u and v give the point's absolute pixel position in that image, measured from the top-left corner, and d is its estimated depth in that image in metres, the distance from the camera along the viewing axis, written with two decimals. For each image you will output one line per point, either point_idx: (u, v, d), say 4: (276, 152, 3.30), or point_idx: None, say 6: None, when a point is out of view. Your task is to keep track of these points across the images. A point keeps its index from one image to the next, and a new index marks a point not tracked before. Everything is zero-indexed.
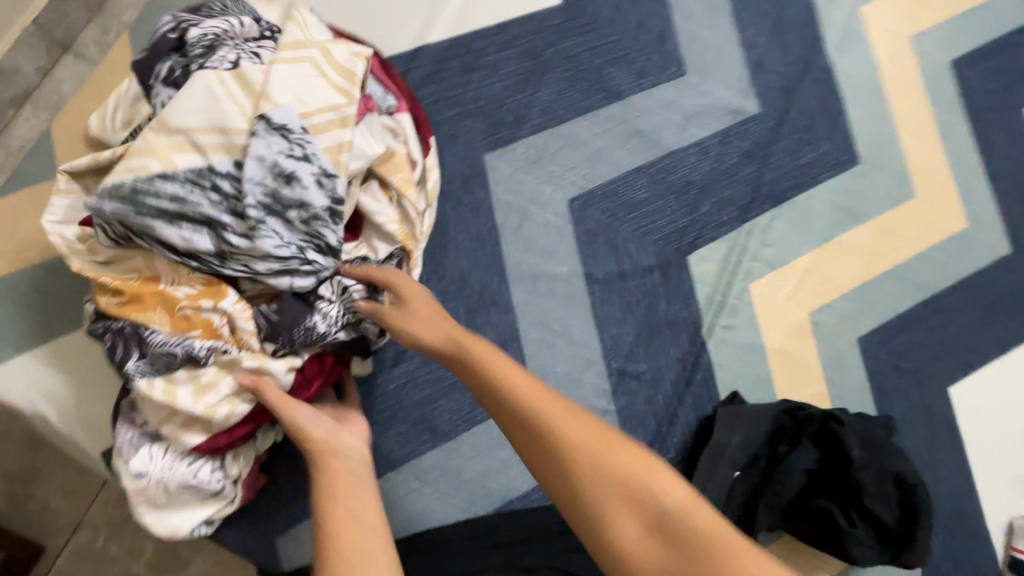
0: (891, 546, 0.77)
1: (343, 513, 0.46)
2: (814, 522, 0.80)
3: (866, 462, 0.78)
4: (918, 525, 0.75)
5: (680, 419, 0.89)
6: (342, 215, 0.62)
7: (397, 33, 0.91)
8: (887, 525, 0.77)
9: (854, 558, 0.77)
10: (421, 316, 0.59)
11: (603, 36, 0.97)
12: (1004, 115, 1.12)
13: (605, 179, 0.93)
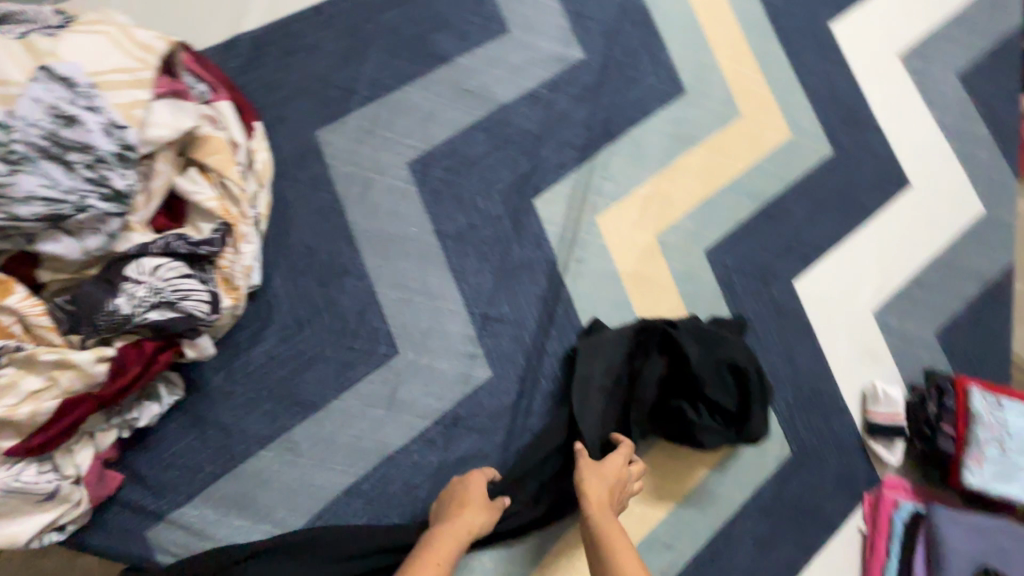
0: (735, 426, 0.87)
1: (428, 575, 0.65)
2: (670, 421, 0.88)
3: (704, 358, 0.87)
4: (752, 403, 0.86)
5: (548, 352, 0.93)
6: (132, 164, 0.64)
7: (208, 24, 0.90)
8: (727, 413, 0.87)
9: (705, 444, 0.86)
10: (600, 474, 0.78)
11: (422, 4, 1.00)
12: (809, 35, 1.23)
13: (442, 138, 0.96)
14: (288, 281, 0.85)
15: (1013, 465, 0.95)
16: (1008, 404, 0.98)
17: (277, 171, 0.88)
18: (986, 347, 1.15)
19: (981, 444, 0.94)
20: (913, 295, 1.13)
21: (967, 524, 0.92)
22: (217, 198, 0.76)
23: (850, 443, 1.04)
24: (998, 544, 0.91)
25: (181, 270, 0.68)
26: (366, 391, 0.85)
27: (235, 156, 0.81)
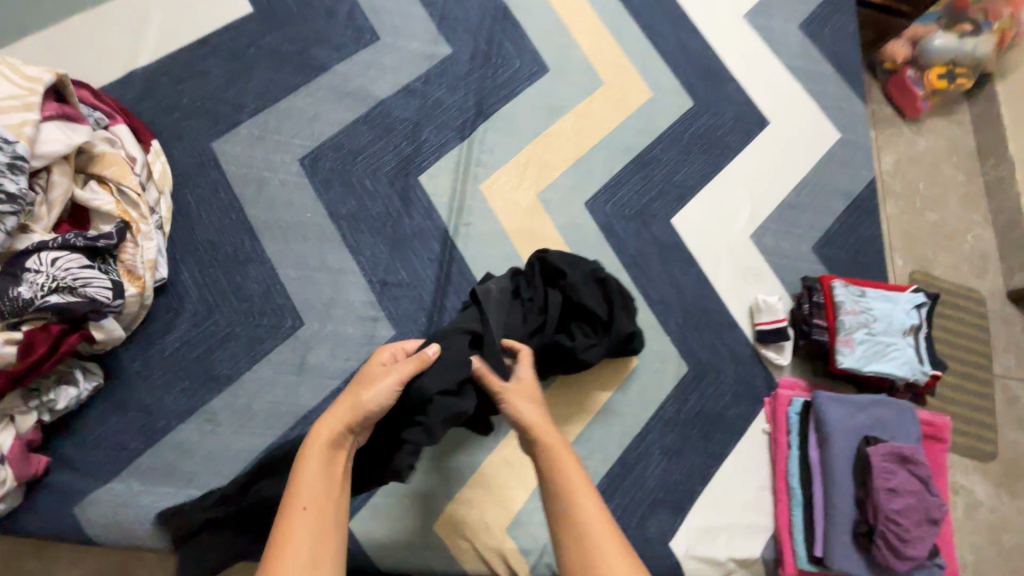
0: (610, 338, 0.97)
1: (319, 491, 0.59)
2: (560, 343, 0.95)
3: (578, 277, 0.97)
4: (618, 313, 0.98)
5: (447, 306, 1.02)
6: (23, 171, 0.74)
7: (106, 67, 1.03)
8: (598, 332, 0.97)
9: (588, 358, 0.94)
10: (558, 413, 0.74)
11: (299, 26, 1.14)
12: (661, 6, 1.38)
13: (328, 135, 1.08)
14: (195, 273, 0.95)
15: (880, 343, 1.05)
16: (868, 291, 1.09)
17: (177, 180, 0.99)
18: (862, 253, 1.25)
19: (846, 327, 1.04)
20: (785, 217, 1.24)
21: (845, 402, 1.00)
22: (115, 202, 0.86)
23: (745, 354, 1.12)
24: (874, 415, 1.00)
25: (80, 261, 0.78)
26: (277, 360, 0.93)
27: (133, 169, 0.91)
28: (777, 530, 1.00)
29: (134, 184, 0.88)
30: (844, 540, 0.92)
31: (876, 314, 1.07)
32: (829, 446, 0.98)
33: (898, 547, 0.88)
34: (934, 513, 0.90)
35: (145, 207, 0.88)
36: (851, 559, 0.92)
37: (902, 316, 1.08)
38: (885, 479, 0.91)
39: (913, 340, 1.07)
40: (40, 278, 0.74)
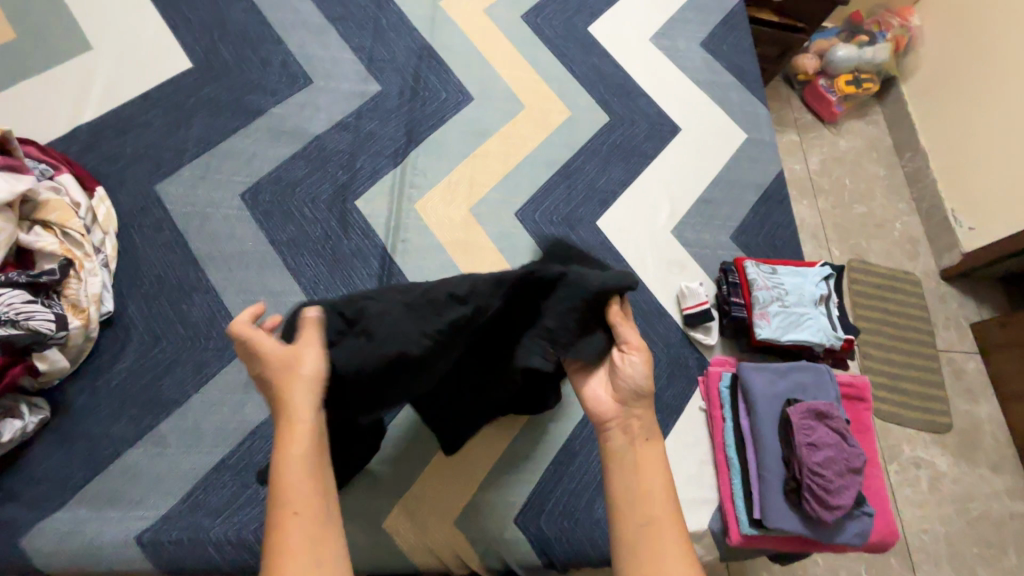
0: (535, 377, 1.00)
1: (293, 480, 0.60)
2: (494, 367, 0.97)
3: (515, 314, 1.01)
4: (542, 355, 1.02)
5: None
6: None
7: (50, 125, 1.11)
8: None
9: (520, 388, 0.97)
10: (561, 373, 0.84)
11: (236, 77, 1.24)
12: (573, 36, 1.52)
13: (267, 171, 1.16)
14: (141, 306, 0.99)
15: (794, 314, 1.14)
16: (778, 269, 1.19)
17: (122, 222, 1.05)
18: (777, 239, 1.36)
19: (761, 302, 1.13)
20: (702, 211, 1.35)
21: (767, 370, 1.08)
22: (59, 243, 0.92)
23: (676, 338, 1.19)
24: (794, 379, 1.07)
25: (22, 296, 0.84)
26: (223, 381, 0.97)
27: (78, 213, 0.98)
28: (720, 500, 1.03)
29: (78, 226, 0.95)
30: (778, 498, 0.97)
31: (788, 288, 1.16)
32: (756, 412, 1.04)
33: (824, 497, 0.94)
34: (854, 463, 0.98)
35: (88, 245, 0.95)
36: (786, 516, 0.96)
37: (813, 288, 1.17)
38: (806, 436, 0.99)
39: (825, 309, 1.17)
40: None
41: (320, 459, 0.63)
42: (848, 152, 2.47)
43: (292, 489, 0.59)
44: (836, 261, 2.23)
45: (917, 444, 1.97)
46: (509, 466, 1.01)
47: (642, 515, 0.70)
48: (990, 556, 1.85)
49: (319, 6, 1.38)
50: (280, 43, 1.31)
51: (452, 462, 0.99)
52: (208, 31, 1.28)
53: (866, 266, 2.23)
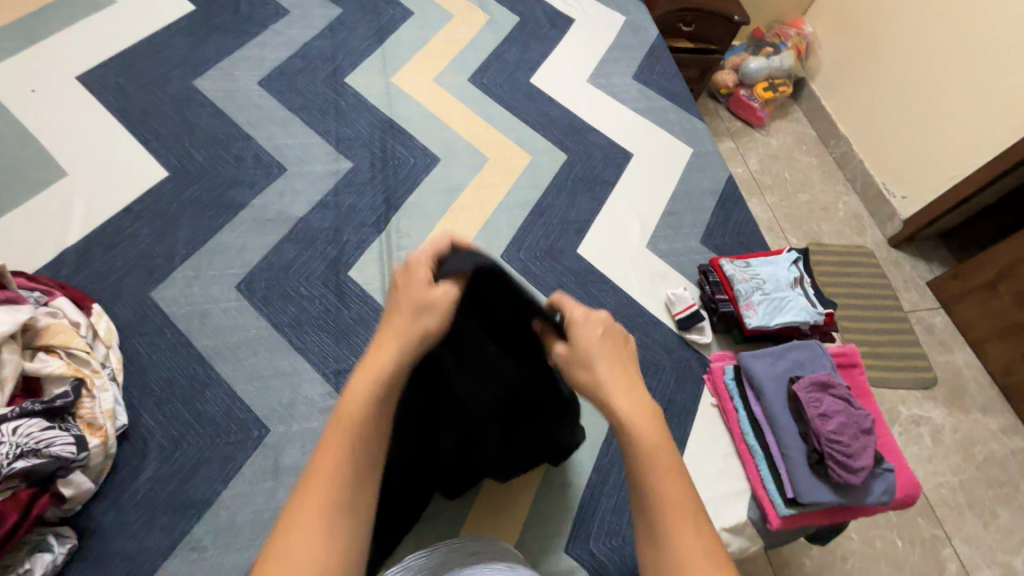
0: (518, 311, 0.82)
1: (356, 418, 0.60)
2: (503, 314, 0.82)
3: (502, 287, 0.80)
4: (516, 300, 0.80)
5: None
6: None
7: (36, 253, 1.12)
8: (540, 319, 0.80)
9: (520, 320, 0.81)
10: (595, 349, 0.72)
11: (213, 177, 1.29)
12: (519, 88, 1.65)
13: (257, 259, 1.20)
14: (155, 412, 0.99)
15: (776, 298, 1.22)
16: (751, 261, 1.29)
17: (122, 332, 1.06)
18: (742, 236, 1.47)
19: (744, 293, 1.22)
20: (670, 223, 1.45)
21: (765, 355, 1.14)
22: (66, 364, 0.92)
23: (674, 343, 1.25)
24: (791, 358, 1.15)
25: (39, 423, 0.84)
26: (249, 471, 0.96)
27: (79, 332, 0.98)
28: (753, 489, 1.06)
29: (82, 345, 0.95)
30: (806, 473, 1.01)
31: (765, 277, 1.26)
32: (766, 396, 1.10)
33: (847, 462, 0.99)
34: (864, 424, 1.04)
35: (95, 361, 0.95)
36: (818, 488, 1.00)
37: (786, 273, 1.27)
38: (815, 407, 1.05)
39: (801, 289, 1.26)
40: (4, 448, 0.79)
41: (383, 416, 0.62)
42: (780, 149, 2.70)
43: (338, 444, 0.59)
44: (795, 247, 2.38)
45: (912, 402, 2.07)
46: (548, 491, 1.04)
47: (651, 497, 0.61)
48: (1006, 496, 1.91)
49: (280, 100, 1.46)
50: (250, 139, 1.38)
51: (494, 500, 1.02)
52: (179, 139, 1.33)
53: (822, 247, 2.39)
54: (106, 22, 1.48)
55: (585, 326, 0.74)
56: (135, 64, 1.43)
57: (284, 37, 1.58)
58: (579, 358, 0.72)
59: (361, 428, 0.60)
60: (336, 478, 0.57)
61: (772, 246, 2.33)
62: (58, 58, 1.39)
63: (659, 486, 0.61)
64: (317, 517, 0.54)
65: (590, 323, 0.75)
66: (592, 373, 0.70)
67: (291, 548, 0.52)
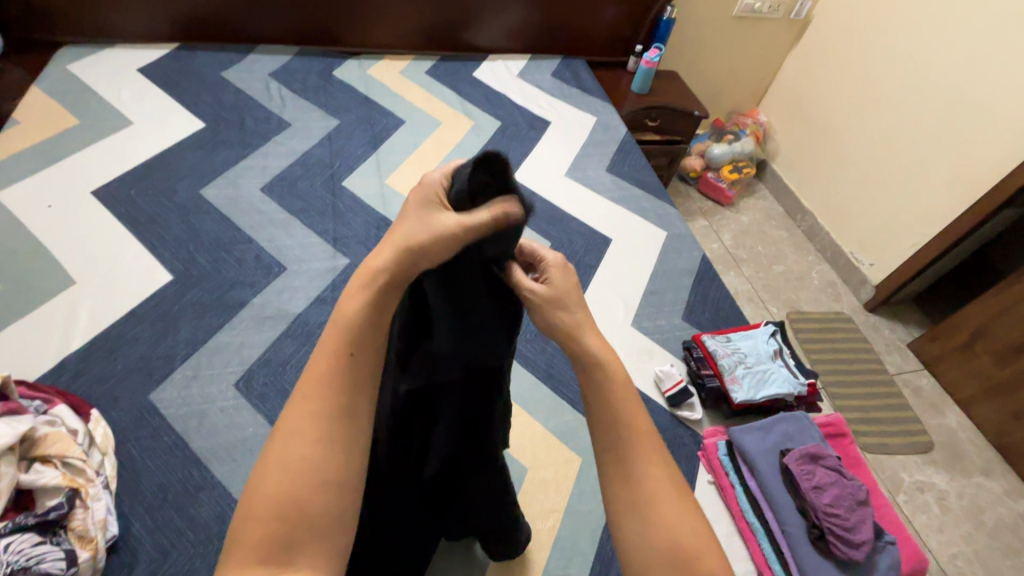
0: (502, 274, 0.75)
1: (325, 371, 0.63)
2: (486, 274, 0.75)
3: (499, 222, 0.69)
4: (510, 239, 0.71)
5: None
6: None
7: (37, 360, 1.15)
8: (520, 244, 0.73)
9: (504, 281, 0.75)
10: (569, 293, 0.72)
11: (215, 279, 1.36)
12: None
13: (257, 355, 1.23)
14: (146, 520, 0.97)
15: (758, 372, 1.27)
16: (731, 336, 1.34)
17: (117, 438, 1.06)
18: (721, 311, 1.55)
19: (728, 369, 1.26)
20: (652, 302, 1.53)
21: (755, 429, 1.17)
22: (61, 474, 0.92)
23: (666, 420, 1.28)
24: (782, 432, 1.17)
25: (31, 539, 0.84)
26: None
27: (76, 440, 0.98)
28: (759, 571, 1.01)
29: (79, 453, 0.96)
30: (810, 551, 1.01)
31: (746, 351, 1.31)
32: (760, 472, 1.10)
33: (847, 536, 1.01)
34: (858, 495, 1.07)
35: (90, 470, 0.95)
36: (823, 566, 0.99)
37: (765, 346, 1.33)
38: (809, 481, 1.07)
39: (782, 361, 1.31)
40: None
41: (353, 377, 0.64)
42: (751, 224, 2.88)
43: (315, 381, 0.63)
44: (777, 316, 2.47)
45: (913, 468, 2.06)
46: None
47: (639, 488, 0.63)
48: None
49: (281, 204, 1.57)
50: (252, 241, 1.46)
51: None
52: (185, 244, 1.42)
53: (802, 315, 2.49)
54: (122, 141, 1.62)
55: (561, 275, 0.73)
56: (146, 177, 1.55)
57: (286, 147, 1.73)
58: (554, 299, 0.70)
59: (336, 363, 0.64)
60: (317, 409, 0.61)
61: (753, 317, 2.42)
62: (75, 176, 1.50)
63: (633, 454, 0.65)
64: (301, 442, 0.59)
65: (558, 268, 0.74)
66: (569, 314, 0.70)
67: (278, 469, 0.58)
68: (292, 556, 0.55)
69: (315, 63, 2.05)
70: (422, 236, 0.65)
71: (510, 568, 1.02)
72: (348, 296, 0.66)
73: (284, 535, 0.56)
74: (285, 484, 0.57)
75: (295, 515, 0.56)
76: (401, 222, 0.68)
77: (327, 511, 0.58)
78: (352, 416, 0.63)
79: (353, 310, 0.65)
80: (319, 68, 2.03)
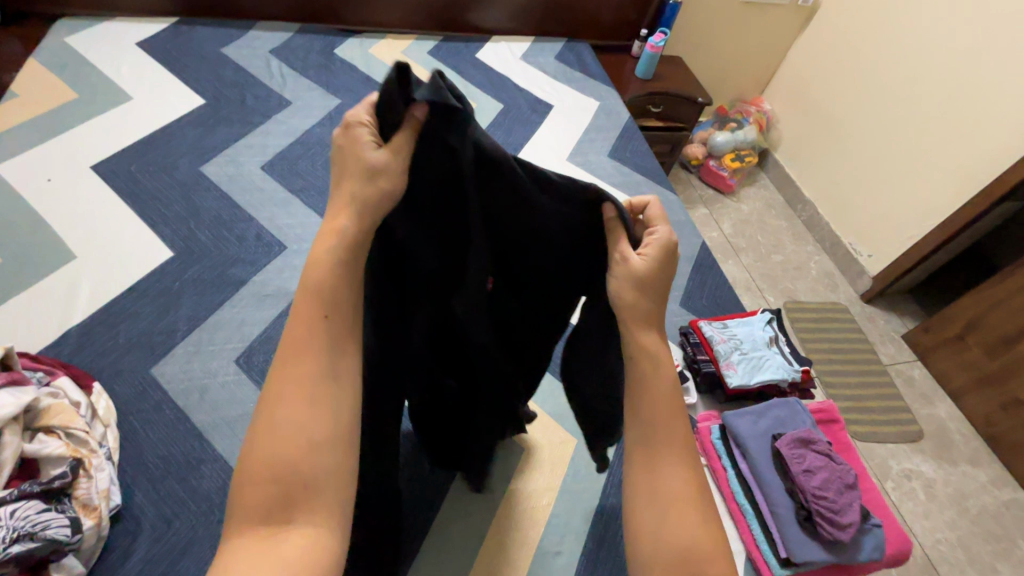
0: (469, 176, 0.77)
1: (302, 333, 0.64)
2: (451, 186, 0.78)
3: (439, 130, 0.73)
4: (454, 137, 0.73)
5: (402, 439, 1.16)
6: None
7: (39, 333, 1.16)
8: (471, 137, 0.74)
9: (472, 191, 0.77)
10: (657, 281, 0.71)
11: (216, 256, 1.36)
12: None
13: (257, 332, 1.24)
14: (149, 490, 0.99)
15: (754, 357, 1.28)
16: (728, 322, 1.35)
17: (120, 411, 1.07)
18: (718, 298, 1.56)
19: (723, 354, 1.26)
20: None
21: (747, 413, 1.19)
22: (65, 445, 0.94)
23: None
24: (774, 416, 1.19)
25: (37, 506, 0.85)
26: None
27: (79, 412, 1.00)
28: (748, 550, 1.04)
29: (81, 425, 0.97)
30: (798, 531, 1.03)
31: (741, 337, 1.31)
32: (752, 454, 1.12)
33: (835, 518, 1.02)
34: (847, 478, 1.08)
35: (93, 441, 0.96)
36: (810, 546, 1.01)
37: (761, 333, 1.34)
38: (800, 464, 1.07)
39: (777, 348, 1.32)
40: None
41: (333, 341, 0.65)
42: (751, 213, 2.88)
43: (297, 344, 0.63)
44: (773, 305, 2.49)
45: (901, 456, 2.09)
46: (542, 562, 1.03)
47: (661, 484, 0.65)
48: (1006, 551, 1.89)
49: (281, 182, 1.57)
50: (253, 219, 1.46)
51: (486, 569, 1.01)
52: (186, 221, 1.41)
53: (799, 306, 2.51)
54: (122, 116, 1.60)
55: (659, 257, 0.71)
56: (146, 153, 1.54)
57: (287, 125, 1.72)
58: (644, 280, 0.71)
59: (317, 321, 0.64)
60: (303, 367, 0.62)
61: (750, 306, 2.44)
62: (74, 150, 1.49)
63: (661, 450, 0.67)
64: (288, 406, 0.60)
65: (664, 240, 0.72)
66: (645, 301, 0.71)
67: (272, 429, 0.59)
68: (292, 514, 0.57)
69: (317, 40, 2.03)
70: (375, 179, 0.68)
71: (507, 541, 1.05)
72: (320, 258, 0.66)
73: (279, 494, 0.57)
74: (275, 439, 0.58)
75: (288, 475, 0.57)
76: (349, 178, 0.68)
77: (323, 471, 0.59)
78: (337, 376, 0.64)
79: (324, 273, 0.66)
80: (321, 45, 2.01)
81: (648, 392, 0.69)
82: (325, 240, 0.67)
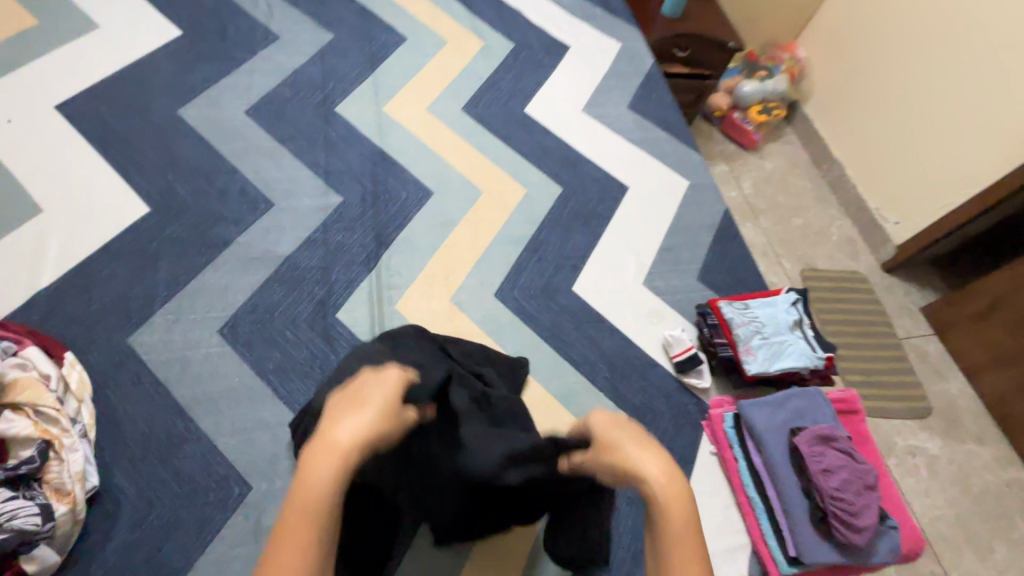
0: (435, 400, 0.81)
1: (298, 539, 0.59)
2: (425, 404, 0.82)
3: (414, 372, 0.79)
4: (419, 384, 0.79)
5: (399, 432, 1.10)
6: None
7: (7, 296, 1.07)
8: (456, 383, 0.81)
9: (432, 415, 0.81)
10: (671, 484, 0.69)
11: (197, 213, 1.25)
12: (513, 117, 1.62)
13: (242, 301, 1.15)
14: (128, 470, 0.94)
15: (775, 343, 1.19)
16: (750, 302, 1.25)
17: (95, 383, 1.00)
18: (739, 273, 1.46)
19: (743, 339, 1.18)
20: (667, 259, 1.43)
21: (764, 404, 1.12)
22: (33, 424, 0.87)
23: (672, 387, 1.23)
24: (794, 408, 1.12)
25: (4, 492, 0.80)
26: (230, 533, 0.92)
27: (49, 386, 0.93)
28: (755, 547, 1.03)
29: (51, 402, 0.90)
30: (810, 532, 0.99)
31: (763, 319, 1.22)
32: (768, 449, 1.06)
33: (851, 522, 0.96)
34: (868, 479, 1.00)
35: (65, 420, 0.90)
36: (821, 548, 0.97)
37: (785, 315, 1.24)
38: (820, 465, 1.00)
39: (801, 332, 1.22)
40: None
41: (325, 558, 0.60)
42: (774, 170, 2.71)
43: (292, 552, 0.58)
44: (790, 272, 2.38)
45: (907, 432, 2.06)
46: (538, 556, 1.02)
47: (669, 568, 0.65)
48: (1001, 529, 1.90)
49: (268, 129, 1.42)
50: (236, 171, 1.33)
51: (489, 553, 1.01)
52: (163, 173, 1.29)
53: (817, 273, 2.38)
54: (89, 47, 1.43)
55: (643, 450, 0.72)
56: (117, 91, 1.39)
57: (273, 62, 1.54)
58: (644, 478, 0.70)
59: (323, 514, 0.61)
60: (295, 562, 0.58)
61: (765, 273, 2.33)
62: (36, 86, 1.34)
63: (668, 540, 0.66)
64: None
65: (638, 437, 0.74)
66: (651, 487, 0.69)
67: None
68: None
69: None
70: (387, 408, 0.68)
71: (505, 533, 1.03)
72: (315, 479, 0.61)
73: None
74: None
75: None
76: (361, 403, 0.68)
77: None
78: None
79: (321, 499, 0.61)
80: None
81: (670, 517, 0.67)
82: (323, 459, 0.62)
